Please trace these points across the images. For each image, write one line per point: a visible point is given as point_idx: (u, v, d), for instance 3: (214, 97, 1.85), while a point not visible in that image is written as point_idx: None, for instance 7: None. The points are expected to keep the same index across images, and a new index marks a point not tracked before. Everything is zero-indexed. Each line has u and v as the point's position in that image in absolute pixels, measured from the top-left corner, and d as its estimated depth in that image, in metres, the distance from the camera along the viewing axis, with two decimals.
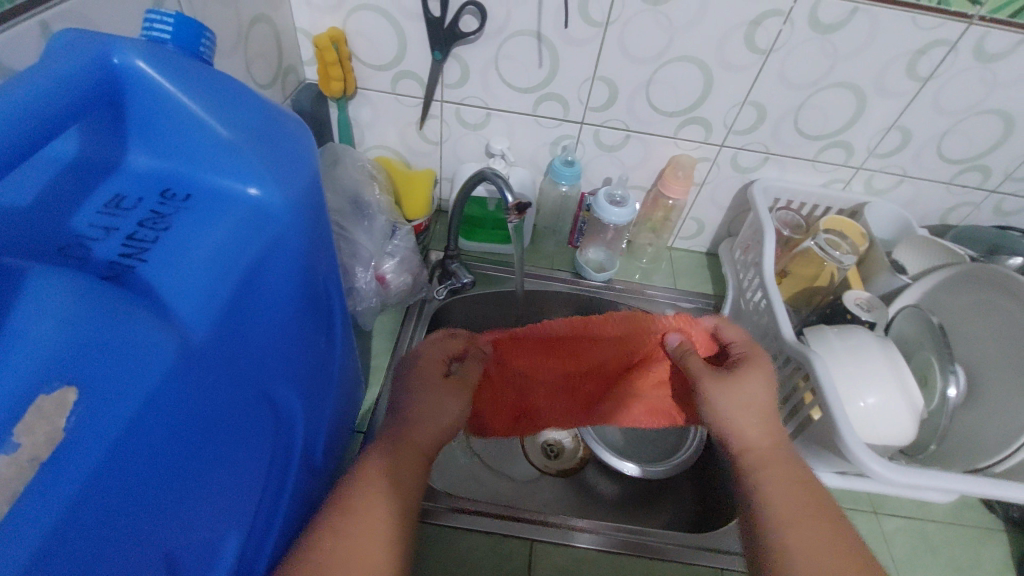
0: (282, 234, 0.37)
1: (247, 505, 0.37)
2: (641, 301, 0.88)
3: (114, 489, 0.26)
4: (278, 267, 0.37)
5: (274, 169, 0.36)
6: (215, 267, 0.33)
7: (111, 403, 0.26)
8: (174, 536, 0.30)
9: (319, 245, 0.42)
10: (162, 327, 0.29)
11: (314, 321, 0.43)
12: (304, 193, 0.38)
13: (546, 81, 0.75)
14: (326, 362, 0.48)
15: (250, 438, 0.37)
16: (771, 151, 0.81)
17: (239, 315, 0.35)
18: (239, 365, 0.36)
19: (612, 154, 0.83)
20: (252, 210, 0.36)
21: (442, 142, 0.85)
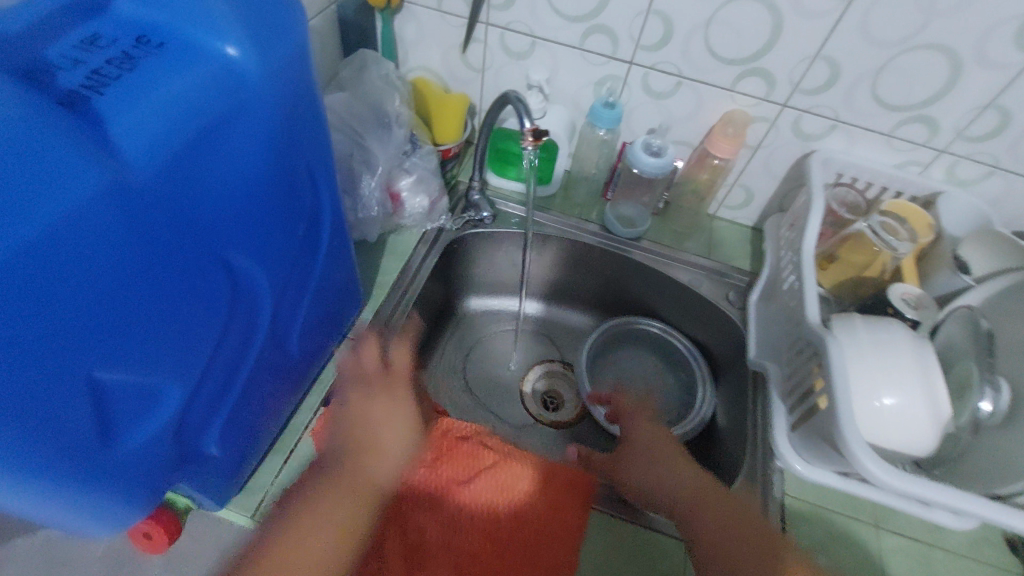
0: (253, 99, 0.37)
1: (188, 357, 0.40)
2: (672, 265, 0.84)
3: (29, 297, 0.28)
4: (246, 134, 0.38)
5: (252, 31, 0.36)
6: (171, 113, 0.33)
7: (29, 215, 0.27)
8: (95, 359, 0.33)
9: (300, 125, 0.42)
10: (99, 156, 0.30)
11: (289, 200, 0.44)
12: (283, 63, 0.37)
13: (596, 10, 0.70)
14: (304, 248, 0.49)
15: (198, 295, 0.39)
16: (840, 119, 0.72)
17: (196, 168, 0.35)
18: (191, 222, 0.37)
19: (659, 102, 0.77)
20: (225, 69, 0.35)
21: (483, 69, 0.82)
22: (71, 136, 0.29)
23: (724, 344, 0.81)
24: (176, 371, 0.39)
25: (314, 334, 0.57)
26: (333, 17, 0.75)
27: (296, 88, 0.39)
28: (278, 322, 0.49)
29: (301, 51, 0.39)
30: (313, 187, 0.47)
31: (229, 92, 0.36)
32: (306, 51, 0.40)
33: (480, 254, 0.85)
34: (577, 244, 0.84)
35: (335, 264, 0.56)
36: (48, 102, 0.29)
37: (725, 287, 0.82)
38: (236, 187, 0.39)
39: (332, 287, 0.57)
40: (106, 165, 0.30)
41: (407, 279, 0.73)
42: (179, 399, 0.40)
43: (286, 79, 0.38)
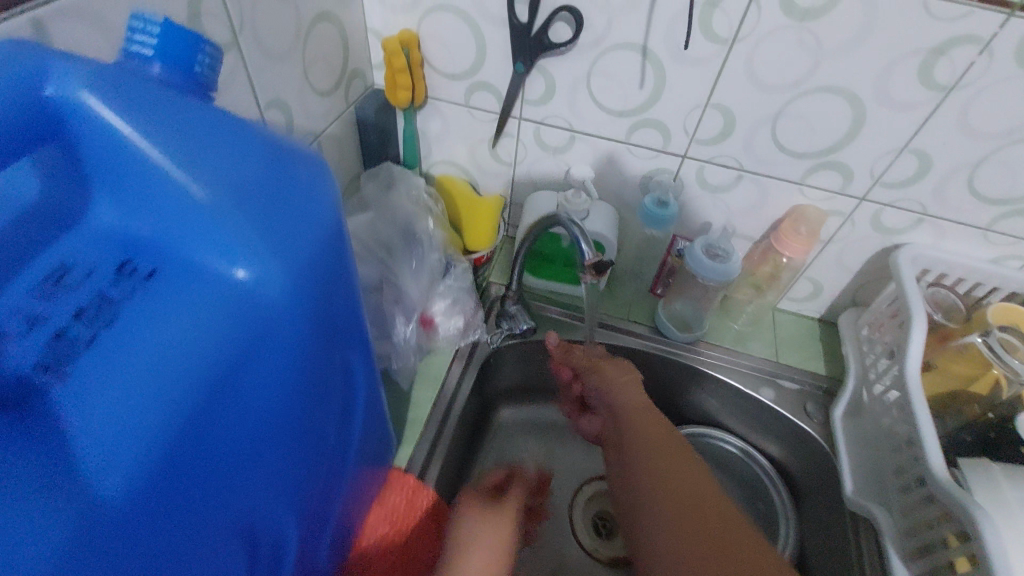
0: (276, 324, 0.28)
1: None
2: (735, 371, 0.74)
3: None
4: (270, 364, 0.29)
5: (269, 237, 0.26)
6: (155, 384, 0.25)
7: None
8: None
9: (335, 322, 0.32)
10: (54, 490, 0.22)
11: (326, 412, 0.34)
12: (313, 269, 0.28)
13: (646, 104, 0.62)
14: (338, 445, 0.38)
15: None
16: (928, 213, 0.63)
17: (203, 438, 0.27)
18: (213, 501, 0.28)
19: (716, 196, 0.69)
20: (238, 298, 0.27)
21: (516, 164, 0.74)
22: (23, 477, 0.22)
23: (807, 467, 0.71)
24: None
25: (346, 523, 0.46)
26: (352, 120, 0.68)
27: (330, 283, 0.30)
28: (308, 546, 0.38)
29: (337, 233, 0.29)
30: (350, 374, 0.37)
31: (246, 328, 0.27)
32: (342, 229, 0.30)
33: (519, 361, 0.76)
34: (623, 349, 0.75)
35: (371, 439, 0.45)
36: None
37: (800, 396, 0.73)
38: (261, 435, 0.29)
39: (370, 459, 0.47)
40: (66, 501, 0.22)
41: (443, 412, 0.64)
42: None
43: (317, 282, 0.28)
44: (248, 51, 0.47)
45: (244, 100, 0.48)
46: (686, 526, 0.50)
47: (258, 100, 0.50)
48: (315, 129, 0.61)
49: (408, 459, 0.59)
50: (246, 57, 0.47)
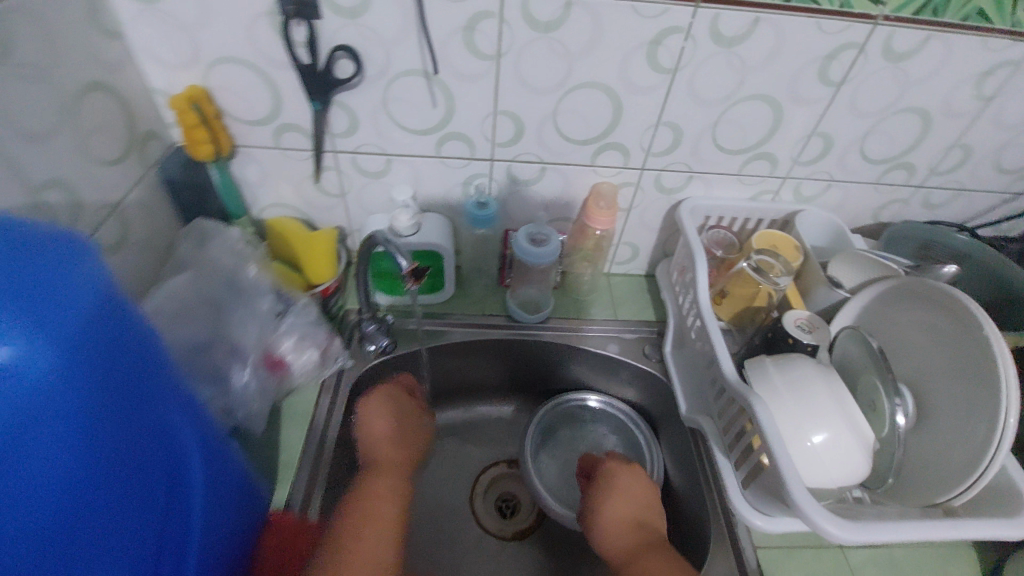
0: (51, 397, 0.28)
1: None
2: (584, 338, 0.83)
3: None
4: (51, 441, 0.29)
5: (29, 319, 0.27)
6: None
7: None
8: None
9: (124, 385, 0.34)
10: None
11: (142, 474, 0.35)
12: (79, 340, 0.30)
13: (444, 121, 0.69)
14: (170, 502, 0.39)
15: None
16: (693, 170, 0.76)
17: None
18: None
19: (530, 188, 0.77)
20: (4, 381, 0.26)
21: (343, 194, 0.76)
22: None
23: (656, 401, 0.82)
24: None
25: None
26: (157, 184, 0.67)
27: (104, 355, 0.32)
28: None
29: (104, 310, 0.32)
30: (169, 437, 0.38)
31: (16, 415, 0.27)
32: (108, 304, 0.32)
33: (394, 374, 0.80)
34: (484, 341, 0.82)
35: (220, 494, 0.46)
36: None
37: (639, 344, 0.84)
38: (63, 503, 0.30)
39: (230, 516, 0.47)
40: None
41: (315, 445, 0.65)
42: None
43: (92, 352, 0.31)
44: (6, 137, 0.46)
45: (14, 187, 0.47)
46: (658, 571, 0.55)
47: (30, 183, 0.49)
48: (111, 200, 0.59)
49: (286, 500, 0.60)
50: (5, 143, 0.46)
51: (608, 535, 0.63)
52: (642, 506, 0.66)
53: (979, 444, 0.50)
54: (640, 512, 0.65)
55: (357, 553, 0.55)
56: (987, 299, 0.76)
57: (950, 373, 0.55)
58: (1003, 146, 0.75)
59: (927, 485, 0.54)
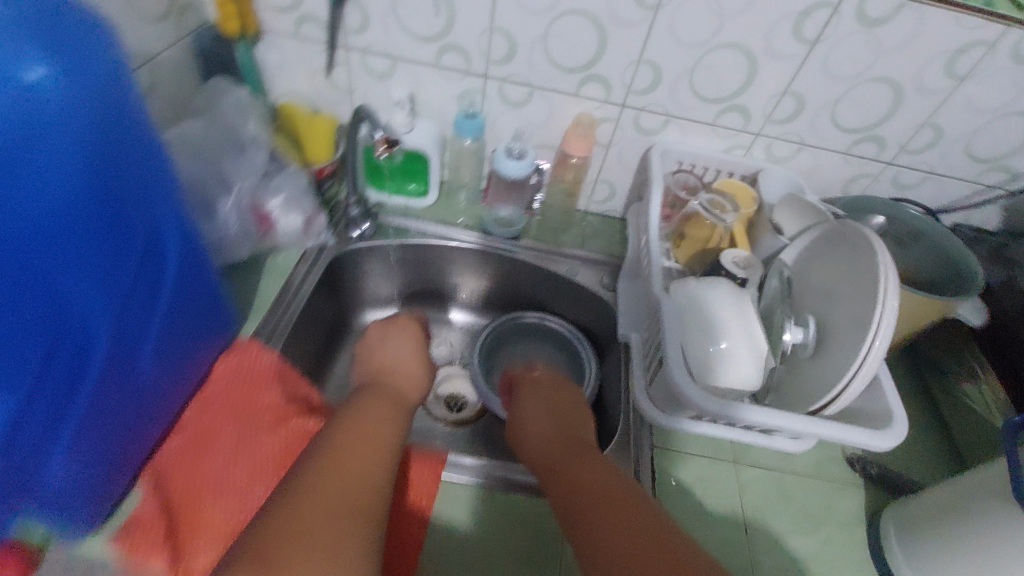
0: (61, 122, 0.36)
1: (29, 375, 0.39)
2: (550, 261, 0.90)
3: None
4: (55, 157, 0.37)
5: (51, 55, 0.35)
6: None
7: None
8: None
9: (120, 147, 0.41)
10: None
11: (122, 223, 0.44)
12: (91, 91, 0.38)
13: (445, 31, 0.75)
14: (144, 262, 0.48)
15: (7, 317, 0.37)
16: (671, 114, 0.82)
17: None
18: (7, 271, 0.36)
19: (519, 110, 0.84)
20: (26, 97, 0.34)
21: (350, 91, 0.84)
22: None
23: (603, 326, 0.89)
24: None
25: (172, 355, 0.55)
26: (188, 52, 0.76)
27: (109, 112, 0.39)
28: (129, 336, 0.48)
29: (103, 71, 0.38)
30: (151, 208, 0.47)
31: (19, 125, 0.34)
32: (116, 75, 0.40)
33: (372, 262, 0.88)
34: (457, 248, 0.89)
35: (189, 285, 0.54)
36: None
37: (599, 273, 0.90)
38: (58, 212, 0.38)
39: (195, 310, 0.57)
40: None
41: (288, 295, 0.74)
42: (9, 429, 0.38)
43: (97, 105, 0.38)
44: None
45: None
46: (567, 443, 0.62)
47: None
48: (146, 52, 0.68)
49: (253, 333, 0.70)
50: None
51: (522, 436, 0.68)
52: (547, 413, 0.70)
53: (850, 355, 0.57)
54: (550, 413, 0.70)
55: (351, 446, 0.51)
56: (934, 275, 0.79)
57: (848, 303, 0.60)
58: (975, 131, 0.78)
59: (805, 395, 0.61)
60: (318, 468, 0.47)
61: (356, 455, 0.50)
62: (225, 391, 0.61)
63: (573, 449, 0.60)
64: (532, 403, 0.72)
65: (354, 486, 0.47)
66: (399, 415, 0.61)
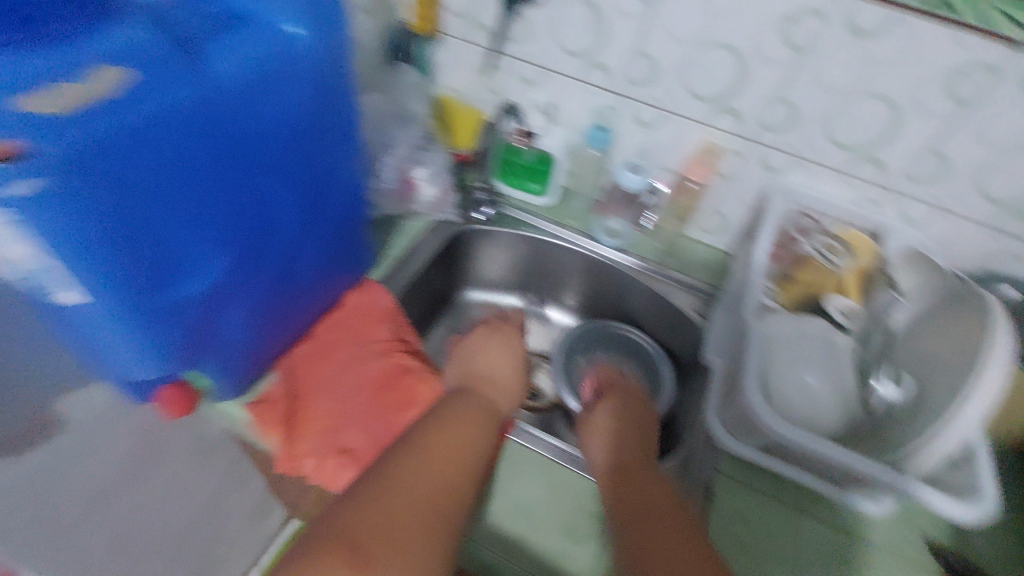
0: (298, 67, 0.48)
1: (229, 251, 0.51)
2: (648, 276, 0.92)
3: (138, 168, 0.40)
4: (288, 92, 0.48)
5: (307, 17, 0.47)
6: (244, 70, 0.44)
7: (133, 109, 0.38)
8: (153, 230, 0.44)
9: (330, 96, 0.53)
10: (188, 85, 0.41)
11: (316, 156, 0.55)
12: (324, 48, 0.49)
13: (594, 49, 0.82)
14: (322, 192, 0.59)
15: (229, 202, 0.48)
16: (800, 156, 0.82)
17: (250, 106, 0.46)
18: (236, 170, 0.48)
19: (647, 131, 0.88)
20: (281, 44, 0.46)
21: (497, 94, 0.93)
22: (144, 90, 0.39)
23: (690, 348, 0.90)
24: (199, 266, 0.49)
25: (320, 277, 0.66)
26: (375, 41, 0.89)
27: (331, 67, 0.51)
28: (296, 248, 0.59)
29: (330, 30, 0.49)
30: (338, 152, 0.58)
31: (267, 61, 0.46)
32: (342, 41, 0.51)
33: (486, 248, 0.95)
34: (564, 250, 0.95)
35: (346, 223, 0.66)
36: (169, 43, 0.42)
37: (695, 299, 0.90)
38: (279, 133, 0.50)
39: (344, 246, 0.68)
40: (196, 91, 0.41)
41: (409, 255, 0.84)
42: (210, 286, 0.51)
43: (326, 59, 0.50)
44: None
45: None
46: (635, 462, 0.63)
47: None
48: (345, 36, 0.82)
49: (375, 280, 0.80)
50: None
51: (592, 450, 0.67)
52: (630, 429, 0.69)
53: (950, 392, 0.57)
54: (624, 428, 0.70)
55: (440, 444, 0.55)
56: None
57: (949, 365, 0.60)
58: None
59: (884, 445, 0.61)
60: (407, 464, 0.52)
61: (442, 455, 0.54)
62: (350, 335, 0.70)
63: (640, 469, 0.61)
64: (614, 413, 0.72)
65: (411, 503, 0.48)
66: (489, 413, 0.64)
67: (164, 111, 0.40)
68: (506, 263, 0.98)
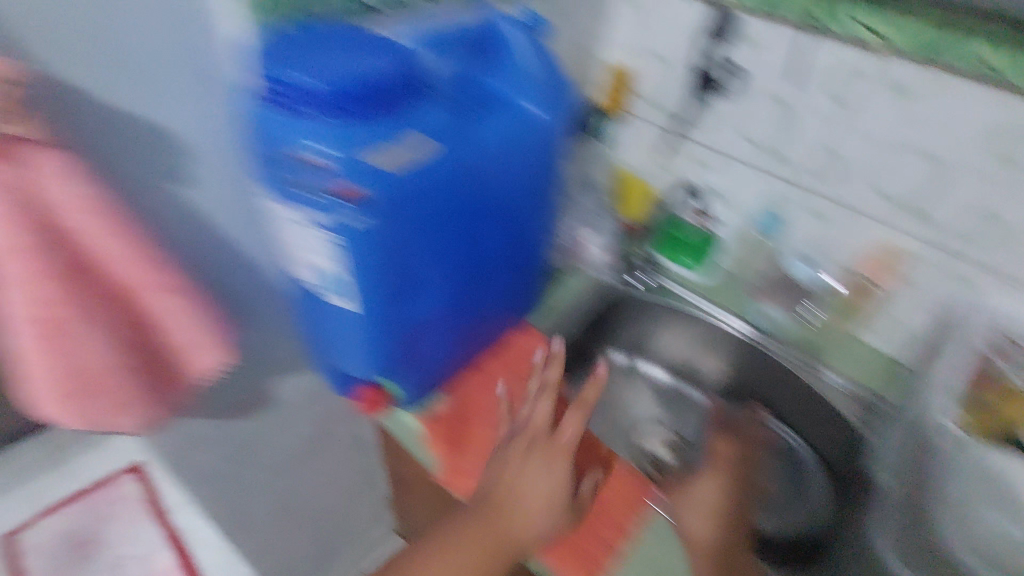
0: (538, 143, 0.58)
1: (454, 285, 0.60)
2: (805, 372, 0.87)
3: (427, 212, 0.50)
4: (526, 162, 0.58)
5: (551, 105, 0.58)
6: (504, 143, 0.55)
7: (439, 167, 0.49)
8: (416, 261, 0.53)
9: (550, 167, 0.63)
10: (471, 151, 0.51)
11: (528, 215, 0.64)
12: (558, 130, 0.59)
13: (780, 142, 0.85)
14: (522, 245, 0.67)
15: (467, 245, 0.58)
16: (1002, 273, 0.76)
17: (501, 171, 0.56)
18: (475, 221, 0.57)
19: (824, 225, 0.87)
20: (530, 125, 0.57)
21: (670, 172, 0.98)
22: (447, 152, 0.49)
23: (844, 455, 0.84)
24: (435, 297, 0.59)
25: (499, 317, 0.74)
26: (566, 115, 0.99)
27: (557, 145, 0.61)
28: (492, 289, 0.67)
29: (563, 111, 0.58)
30: (542, 212, 0.67)
31: (516, 137, 0.56)
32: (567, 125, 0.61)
33: (636, 315, 0.98)
34: (715, 329, 0.93)
35: (529, 274, 0.74)
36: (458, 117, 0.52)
37: (856, 403, 0.84)
38: (513, 194, 0.59)
39: (521, 293, 0.76)
40: (474, 156, 0.52)
41: (568, 309, 0.89)
42: (436, 313, 0.61)
43: (557, 139, 0.60)
44: None
45: None
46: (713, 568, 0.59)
47: None
48: None
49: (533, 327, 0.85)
50: None
51: (688, 526, 0.62)
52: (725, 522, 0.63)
53: None
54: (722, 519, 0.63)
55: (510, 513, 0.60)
56: None
57: None
58: None
59: None
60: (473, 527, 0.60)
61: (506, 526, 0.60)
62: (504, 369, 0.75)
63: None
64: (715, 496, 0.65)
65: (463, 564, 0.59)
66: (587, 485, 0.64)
67: (453, 171, 0.50)
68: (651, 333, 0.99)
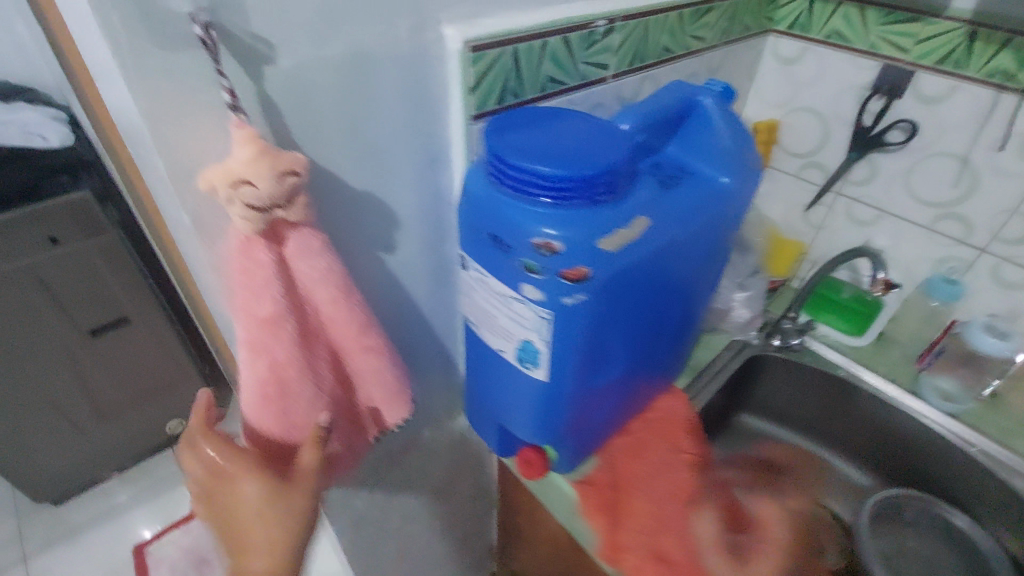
0: (729, 213, 0.58)
1: (631, 351, 0.59)
2: (987, 460, 0.77)
3: (633, 285, 0.50)
4: (717, 232, 0.58)
5: (744, 177, 0.58)
6: (704, 215, 0.54)
7: (652, 242, 0.48)
8: (612, 331, 0.53)
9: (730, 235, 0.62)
10: (678, 226, 0.51)
11: (703, 281, 0.63)
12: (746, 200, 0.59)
13: (956, 201, 0.78)
14: (690, 310, 0.66)
15: (652, 313, 0.57)
16: None
17: (696, 242, 0.55)
18: (662, 290, 0.56)
19: (1010, 293, 0.78)
20: (726, 195, 0.56)
21: (821, 228, 0.94)
22: (658, 228, 0.49)
23: None
24: (614, 363, 0.58)
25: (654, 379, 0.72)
26: None
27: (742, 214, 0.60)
28: (658, 352, 0.66)
29: (749, 182, 0.58)
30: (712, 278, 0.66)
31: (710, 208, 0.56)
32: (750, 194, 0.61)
33: (779, 379, 0.92)
34: (874, 399, 0.85)
35: (686, 336, 0.72)
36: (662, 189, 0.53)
37: None
38: (699, 262, 0.58)
39: (676, 355, 0.74)
40: (680, 230, 0.52)
41: (714, 369, 0.85)
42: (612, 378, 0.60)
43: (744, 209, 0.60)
44: None
45: None
46: None
47: None
48: None
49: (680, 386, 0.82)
50: None
51: None
52: None
53: None
54: None
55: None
56: None
57: None
58: None
59: None
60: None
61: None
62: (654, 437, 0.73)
63: None
64: None
65: None
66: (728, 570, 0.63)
67: (662, 246, 0.50)
68: (796, 398, 0.92)
